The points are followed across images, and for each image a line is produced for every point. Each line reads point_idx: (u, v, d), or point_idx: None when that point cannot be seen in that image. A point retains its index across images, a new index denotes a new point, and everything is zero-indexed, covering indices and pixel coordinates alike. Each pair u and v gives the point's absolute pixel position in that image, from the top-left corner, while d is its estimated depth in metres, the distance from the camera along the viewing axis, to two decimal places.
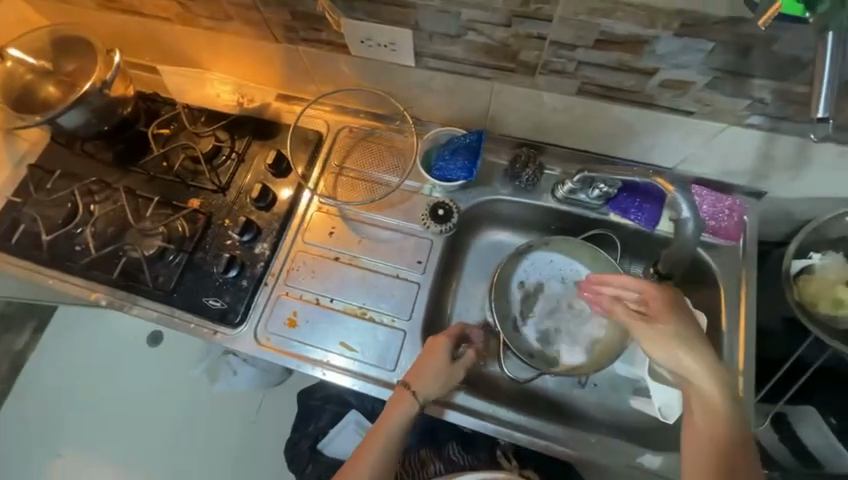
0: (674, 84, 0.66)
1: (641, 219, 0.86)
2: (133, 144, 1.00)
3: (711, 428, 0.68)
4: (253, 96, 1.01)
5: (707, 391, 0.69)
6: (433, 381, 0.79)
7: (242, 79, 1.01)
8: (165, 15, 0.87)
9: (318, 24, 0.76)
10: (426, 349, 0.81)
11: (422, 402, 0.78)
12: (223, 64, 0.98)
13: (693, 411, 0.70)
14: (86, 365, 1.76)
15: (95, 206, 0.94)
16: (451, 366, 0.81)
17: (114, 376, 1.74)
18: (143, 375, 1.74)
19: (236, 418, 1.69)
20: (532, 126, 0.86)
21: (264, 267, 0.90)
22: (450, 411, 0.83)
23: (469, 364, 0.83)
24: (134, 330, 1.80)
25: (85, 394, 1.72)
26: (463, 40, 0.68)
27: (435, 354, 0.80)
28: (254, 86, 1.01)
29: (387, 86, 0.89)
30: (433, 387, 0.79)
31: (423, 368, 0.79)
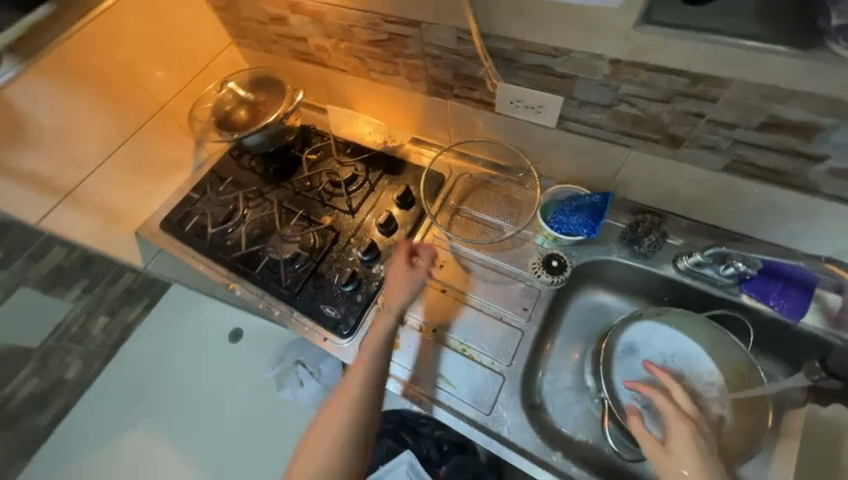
0: (846, 173, 0.63)
1: (782, 307, 0.79)
2: (287, 164, 1.19)
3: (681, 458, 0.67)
4: (391, 137, 1.16)
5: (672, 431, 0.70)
6: (402, 289, 0.86)
7: (384, 121, 1.17)
8: (344, 67, 1.06)
9: (475, 85, 0.87)
10: (387, 270, 0.92)
11: (398, 312, 0.85)
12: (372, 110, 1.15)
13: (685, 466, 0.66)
14: (178, 347, 1.91)
15: (249, 210, 1.12)
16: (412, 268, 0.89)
17: (198, 362, 1.91)
18: (221, 367, 1.89)
19: (291, 429, 1.74)
20: (662, 195, 0.87)
21: (378, 286, 0.97)
22: (437, 409, 0.85)
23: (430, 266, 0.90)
24: (221, 326, 1.95)
25: (172, 371, 1.89)
26: (612, 110, 0.74)
27: (397, 266, 0.90)
28: (393, 129, 1.17)
29: (517, 141, 0.96)
30: (401, 294, 0.86)
31: (389, 285, 0.88)
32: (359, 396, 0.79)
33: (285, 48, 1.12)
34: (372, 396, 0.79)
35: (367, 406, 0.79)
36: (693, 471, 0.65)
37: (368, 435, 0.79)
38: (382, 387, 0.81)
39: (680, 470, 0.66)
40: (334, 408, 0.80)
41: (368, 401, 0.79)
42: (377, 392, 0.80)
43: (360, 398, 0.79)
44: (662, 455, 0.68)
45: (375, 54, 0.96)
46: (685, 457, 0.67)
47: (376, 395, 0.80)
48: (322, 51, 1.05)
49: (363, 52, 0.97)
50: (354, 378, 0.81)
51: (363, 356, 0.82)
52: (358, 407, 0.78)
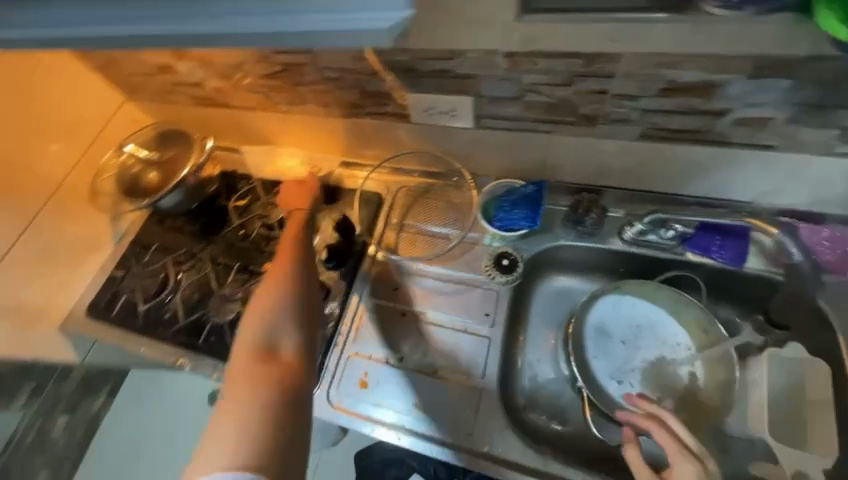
0: (750, 121, 0.64)
1: (724, 257, 0.81)
2: (213, 216, 1.09)
3: None
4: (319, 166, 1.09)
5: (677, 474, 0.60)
6: (307, 194, 0.95)
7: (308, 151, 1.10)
8: (250, 105, 1.00)
9: (385, 100, 0.83)
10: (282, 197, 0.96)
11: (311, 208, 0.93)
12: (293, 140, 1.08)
13: None
14: (148, 437, 1.59)
15: (183, 274, 1.04)
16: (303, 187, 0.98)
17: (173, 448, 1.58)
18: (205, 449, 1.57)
19: None
20: (593, 171, 0.86)
21: (335, 326, 0.92)
22: (401, 435, 0.81)
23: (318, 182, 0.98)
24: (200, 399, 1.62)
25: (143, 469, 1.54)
26: (523, 101, 0.72)
27: (292, 187, 0.96)
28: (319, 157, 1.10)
29: (443, 145, 0.93)
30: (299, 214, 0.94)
31: (290, 197, 0.95)
32: (290, 285, 0.76)
33: (183, 96, 1.04)
34: (306, 283, 0.79)
35: (300, 281, 0.78)
36: None
37: (311, 307, 0.77)
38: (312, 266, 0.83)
39: None
40: (264, 291, 0.75)
41: (302, 288, 0.77)
42: (309, 277, 0.80)
43: (292, 275, 0.79)
44: None
45: (277, 87, 0.90)
46: None
47: (308, 270, 0.81)
48: (223, 93, 0.98)
49: (264, 87, 0.92)
50: (283, 262, 0.81)
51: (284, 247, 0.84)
52: (295, 290, 0.76)
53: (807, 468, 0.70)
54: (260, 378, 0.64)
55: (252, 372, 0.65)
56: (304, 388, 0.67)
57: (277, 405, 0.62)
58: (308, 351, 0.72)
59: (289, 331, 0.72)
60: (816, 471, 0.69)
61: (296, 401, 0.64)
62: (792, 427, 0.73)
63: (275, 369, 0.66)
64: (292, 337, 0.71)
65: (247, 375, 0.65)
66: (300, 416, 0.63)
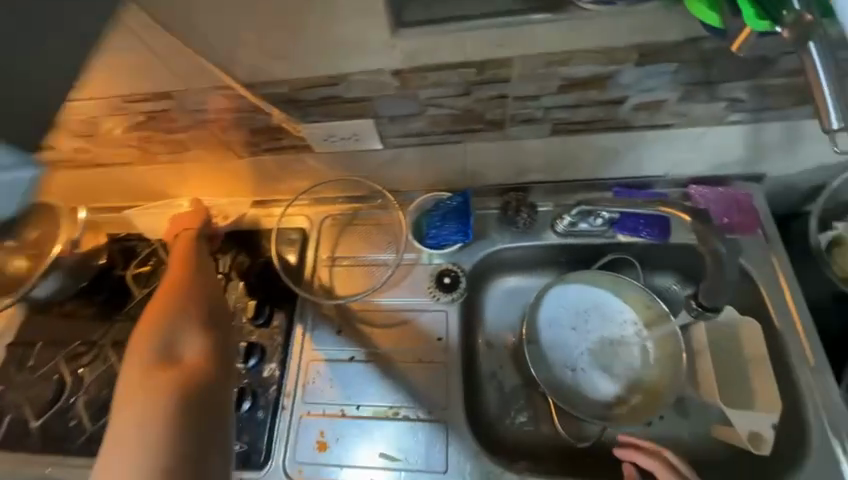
0: (647, 105, 0.65)
1: (653, 234, 0.82)
2: (113, 291, 0.94)
3: None
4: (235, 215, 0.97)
5: None
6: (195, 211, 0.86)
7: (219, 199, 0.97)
8: (124, 160, 0.86)
9: (278, 134, 0.75)
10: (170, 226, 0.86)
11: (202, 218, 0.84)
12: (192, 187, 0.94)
13: None
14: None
15: (84, 369, 0.88)
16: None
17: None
18: None
19: None
20: (514, 171, 0.83)
21: (278, 389, 0.82)
22: None
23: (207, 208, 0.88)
24: None
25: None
26: (426, 116, 0.68)
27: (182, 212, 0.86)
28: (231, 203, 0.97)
29: (357, 170, 0.86)
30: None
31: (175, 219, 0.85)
32: (187, 285, 0.67)
33: None
34: (204, 280, 0.69)
35: (195, 285, 0.68)
36: None
37: (217, 308, 0.66)
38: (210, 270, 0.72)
39: None
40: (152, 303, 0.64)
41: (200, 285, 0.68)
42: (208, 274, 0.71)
43: (186, 281, 0.68)
44: None
45: (151, 137, 0.78)
46: None
47: (204, 275, 0.71)
48: (87, 152, 0.84)
49: (136, 139, 0.79)
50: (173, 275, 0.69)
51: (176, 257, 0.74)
52: (193, 289, 0.67)
53: (759, 427, 0.71)
54: (152, 390, 0.52)
55: (143, 386, 0.53)
56: (215, 389, 0.56)
57: (180, 414, 0.51)
58: (221, 344, 0.62)
59: (190, 334, 0.60)
60: (768, 428, 0.71)
61: (206, 403, 0.53)
62: (738, 389, 0.75)
63: (171, 375, 0.54)
64: (192, 339, 0.60)
65: (136, 392, 0.53)
66: (217, 410, 0.54)
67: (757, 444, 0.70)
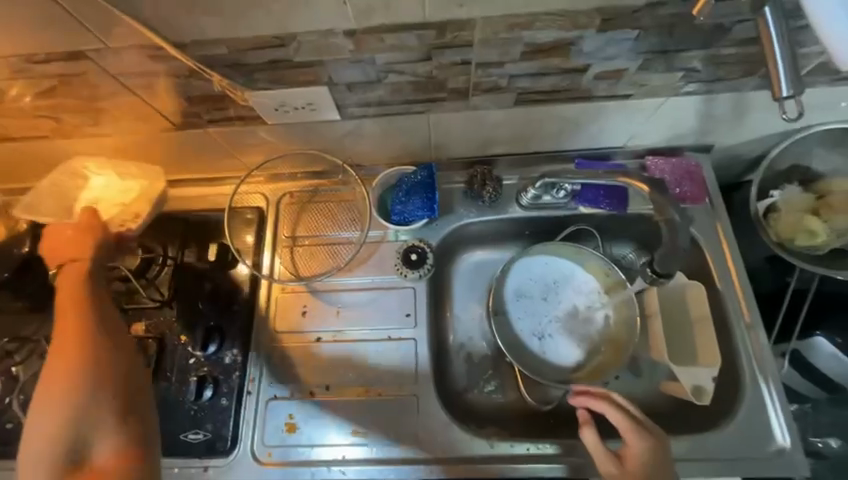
0: (608, 74, 0.64)
1: (612, 204, 0.85)
2: (44, 282, 0.85)
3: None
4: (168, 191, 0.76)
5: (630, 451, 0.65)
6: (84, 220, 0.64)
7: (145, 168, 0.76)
8: (40, 133, 0.75)
9: (221, 103, 0.68)
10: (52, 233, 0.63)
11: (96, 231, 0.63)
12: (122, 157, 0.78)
13: None
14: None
15: (17, 368, 0.79)
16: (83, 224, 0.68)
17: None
18: None
19: None
20: (478, 143, 0.81)
21: (242, 375, 0.79)
22: (344, 467, 0.75)
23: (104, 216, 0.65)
24: None
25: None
26: (385, 84, 0.64)
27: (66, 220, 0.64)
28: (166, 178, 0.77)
29: (315, 143, 0.81)
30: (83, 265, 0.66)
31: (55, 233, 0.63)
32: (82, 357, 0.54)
33: None
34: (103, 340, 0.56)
35: (95, 355, 0.54)
36: None
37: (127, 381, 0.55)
38: (116, 325, 0.58)
39: None
40: (45, 384, 0.53)
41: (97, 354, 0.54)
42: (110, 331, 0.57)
43: (79, 345, 0.54)
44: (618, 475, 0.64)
45: (69, 106, 0.69)
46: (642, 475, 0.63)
47: (108, 331, 0.57)
48: None
49: (50, 108, 0.69)
50: (64, 337, 0.55)
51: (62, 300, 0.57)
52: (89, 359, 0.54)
53: (700, 380, 0.76)
54: None
55: None
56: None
57: None
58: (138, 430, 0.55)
59: (98, 426, 0.53)
60: (708, 382, 0.76)
61: None
62: (684, 346, 0.80)
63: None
64: (102, 435, 0.53)
65: None
66: None
67: (699, 396, 0.75)
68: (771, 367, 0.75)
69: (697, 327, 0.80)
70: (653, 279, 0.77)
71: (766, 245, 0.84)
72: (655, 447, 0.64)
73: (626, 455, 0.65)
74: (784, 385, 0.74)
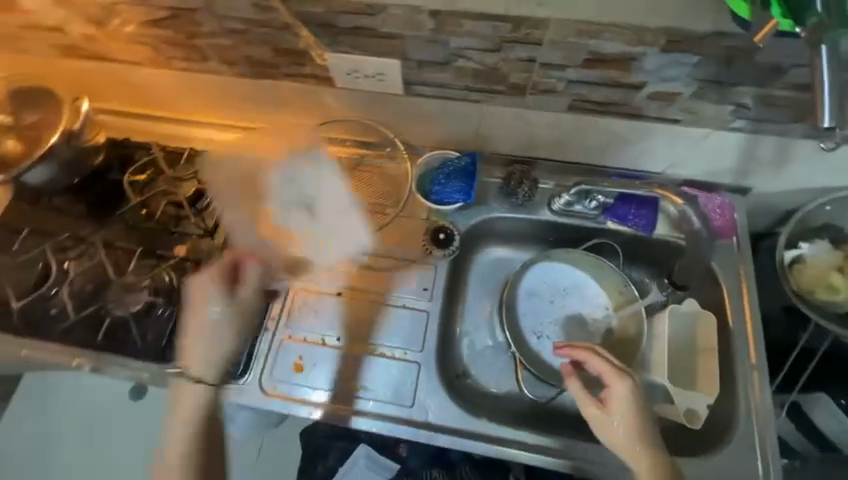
0: (661, 96, 0.68)
1: (639, 224, 0.87)
2: (105, 194, 0.93)
3: (629, 423, 0.67)
4: (316, 249, 0.88)
5: (615, 396, 0.68)
6: (218, 296, 0.78)
7: (315, 212, 0.88)
8: (136, 58, 0.84)
9: (301, 59, 0.75)
10: (192, 280, 0.79)
11: (224, 306, 0.78)
12: (291, 183, 0.89)
13: (631, 427, 0.66)
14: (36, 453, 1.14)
15: (69, 263, 0.88)
16: (232, 301, 0.79)
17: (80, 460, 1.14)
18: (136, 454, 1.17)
19: None
20: (523, 142, 0.85)
21: (264, 311, 0.86)
22: (338, 413, 0.80)
23: (246, 289, 0.80)
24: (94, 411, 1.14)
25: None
26: (452, 67, 0.70)
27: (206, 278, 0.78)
28: (328, 226, 0.88)
29: (373, 114, 0.87)
30: (213, 350, 0.77)
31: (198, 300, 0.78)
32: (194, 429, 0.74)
33: (40, 44, 0.85)
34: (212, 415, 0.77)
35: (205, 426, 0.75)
36: (632, 426, 0.66)
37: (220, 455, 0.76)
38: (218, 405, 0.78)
39: (619, 425, 0.67)
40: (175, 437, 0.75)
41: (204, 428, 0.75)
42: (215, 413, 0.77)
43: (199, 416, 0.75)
44: (602, 416, 0.68)
45: (168, 37, 0.77)
46: (626, 415, 0.67)
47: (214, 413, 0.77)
48: (96, 42, 0.81)
49: (151, 36, 0.77)
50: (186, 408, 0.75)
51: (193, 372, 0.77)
52: (199, 431, 0.75)
53: (694, 405, 0.80)
54: None
55: None
56: None
57: None
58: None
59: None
60: (703, 407, 0.80)
61: None
62: (686, 372, 0.82)
63: None
64: None
65: None
66: None
67: (691, 420, 0.79)
68: (768, 411, 0.76)
69: (702, 357, 0.82)
70: (671, 290, 0.89)
71: (784, 294, 0.85)
72: (640, 392, 0.68)
73: (608, 401, 0.69)
74: (778, 430, 0.75)
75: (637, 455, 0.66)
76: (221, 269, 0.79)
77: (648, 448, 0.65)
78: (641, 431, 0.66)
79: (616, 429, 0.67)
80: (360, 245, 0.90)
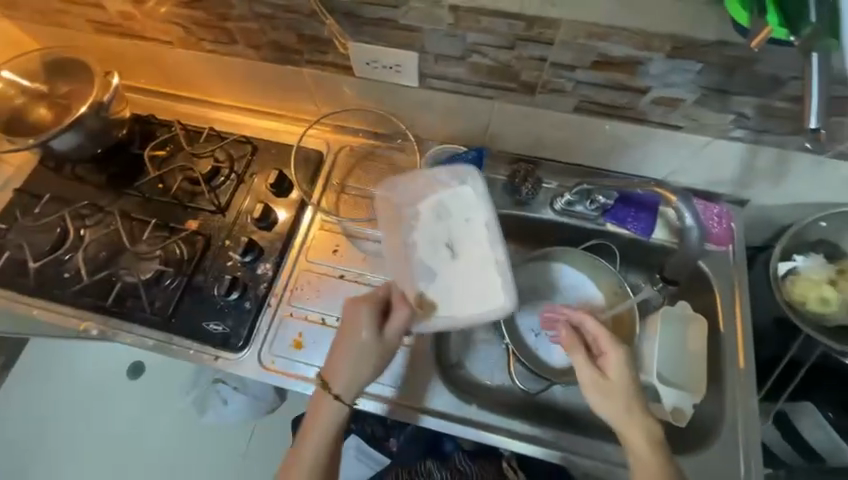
0: (665, 101, 0.71)
1: (637, 228, 0.89)
2: (126, 166, 0.97)
3: (624, 389, 0.69)
4: (445, 291, 0.82)
5: (612, 362, 0.70)
6: (366, 329, 0.74)
7: (458, 255, 0.83)
8: (167, 38, 0.88)
9: (324, 47, 0.79)
10: (349, 306, 0.75)
11: (387, 338, 0.75)
12: (440, 217, 0.85)
13: (627, 393, 0.69)
14: (41, 413, 1.32)
15: (86, 230, 0.92)
16: (381, 338, 0.74)
17: (80, 420, 1.31)
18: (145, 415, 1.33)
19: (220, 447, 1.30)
20: (530, 142, 0.89)
21: (267, 287, 0.88)
22: None
23: (397, 328, 0.74)
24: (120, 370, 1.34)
25: (47, 460, 1.29)
26: (467, 62, 0.73)
27: (362, 310, 0.74)
28: (456, 272, 0.82)
29: (388, 106, 0.90)
30: (357, 380, 0.74)
31: (344, 329, 0.75)
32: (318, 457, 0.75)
33: (78, 19, 0.89)
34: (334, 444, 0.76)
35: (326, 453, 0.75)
36: (626, 393, 0.69)
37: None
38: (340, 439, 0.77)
39: (616, 390, 0.69)
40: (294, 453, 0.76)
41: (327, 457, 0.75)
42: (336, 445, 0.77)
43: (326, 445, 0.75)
44: (600, 383, 0.70)
45: (199, 18, 0.81)
46: (621, 382, 0.69)
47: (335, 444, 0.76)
48: (131, 20, 0.86)
49: (184, 17, 0.81)
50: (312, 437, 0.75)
51: (323, 400, 0.75)
52: (321, 457, 0.75)
53: (681, 403, 0.80)
54: None
55: None
56: None
57: None
58: None
59: None
60: (689, 406, 0.80)
61: None
62: (678, 373, 0.83)
63: None
64: None
65: None
66: None
67: (678, 417, 0.80)
68: (752, 415, 0.78)
69: (696, 361, 0.83)
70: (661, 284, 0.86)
71: (777, 305, 0.87)
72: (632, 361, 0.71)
73: (606, 366, 0.71)
74: (761, 434, 0.76)
75: (631, 421, 0.68)
76: (375, 302, 0.75)
77: (640, 413, 0.68)
78: (633, 398, 0.69)
79: (611, 395, 0.69)
80: (492, 304, 0.80)
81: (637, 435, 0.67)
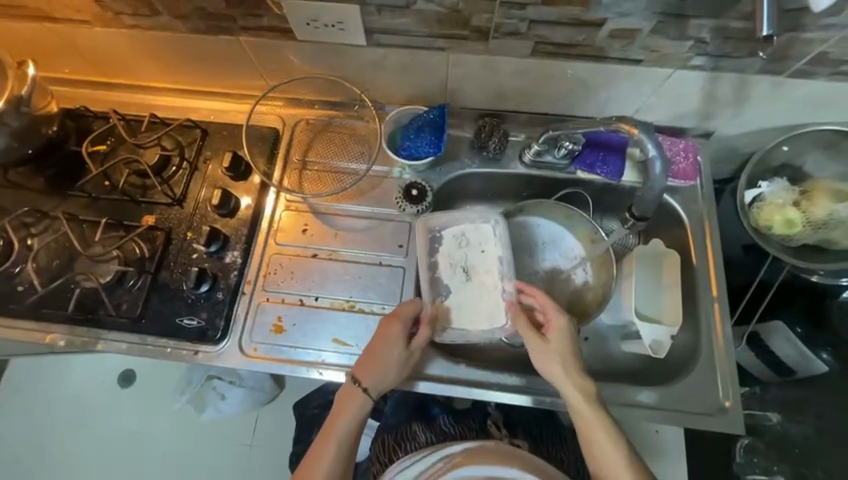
0: (621, 33, 0.69)
1: (606, 172, 0.88)
2: (66, 166, 0.90)
3: (561, 351, 0.74)
4: (461, 308, 0.81)
5: (554, 324, 0.76)
6: (397, 347, 0.75)
7: (473, 277, 0.83)
8: (81, 16, 0.79)
9: (257, 9, 0.72)
10: (383, 323, 0.76)
11: (415, 350, 0.76)
12: (458, 243, 0.84)
13: (566, 355, 0.73)
14: (32, 433, 1.30)
15: (33, 239, 0.86)
16: (408, 353, 0.76)
17: (71, 435, 1.29)
18: (134, 423, 1.30)
19: (216, 444, 1.29)
20: (492, 95, 0.85)
21: (239, 275, 0.85)
22: (313, 369, 0.81)
23: (422, 343, 0.76)
24: (105, 379, 1.32)
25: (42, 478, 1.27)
26: (413, 10, 0.69)
27: (393, 327, 0.75)
28: (473, 294, 0.82)
29: (338, 70, 0.84)
30: (381, 389, 0.75)
31: (377, 343, 0.75)
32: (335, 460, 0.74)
33: None
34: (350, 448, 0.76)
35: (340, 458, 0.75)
36: (560, 354, 0.73)
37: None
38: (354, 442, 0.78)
39: (551, 351, 0.74)
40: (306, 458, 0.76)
41: (343, 461, 0.75)
42: (352, 453, 0.77)
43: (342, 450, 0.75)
44: (542, 345, 0.74)
45: None
46: (560, 343, 0.74)
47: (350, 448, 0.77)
48: None
49: None
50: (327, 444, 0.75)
51: (352, 405, 0.75)
52: (337, 458, 0.75)
53: (660, 337, 0.82)
54: None
55: None
56: None
57: None
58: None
59: None
60: (667, 338, 0.82)
61: None
62: (655, 306, 0.84)
63: None
64: None
65: None
66: None
67: (657, 350, 0.81)
68: (727, 338, 0.81)
69: (672, 296, 0.84)
70: (632, 220, 0.87)
71: (744, 232, 0.89)
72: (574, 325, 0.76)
73: (548, 331, 0.76)
74: (735, 355, 0.80)
75: (571, 379, 0.72)
76: (406, 317, 0.76)
77: (577, 369, 0.73)
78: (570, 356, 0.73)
79: (542, 356, 0.74)
80: (496, 323, 0.80)
81: (572, 390, 0.71)
